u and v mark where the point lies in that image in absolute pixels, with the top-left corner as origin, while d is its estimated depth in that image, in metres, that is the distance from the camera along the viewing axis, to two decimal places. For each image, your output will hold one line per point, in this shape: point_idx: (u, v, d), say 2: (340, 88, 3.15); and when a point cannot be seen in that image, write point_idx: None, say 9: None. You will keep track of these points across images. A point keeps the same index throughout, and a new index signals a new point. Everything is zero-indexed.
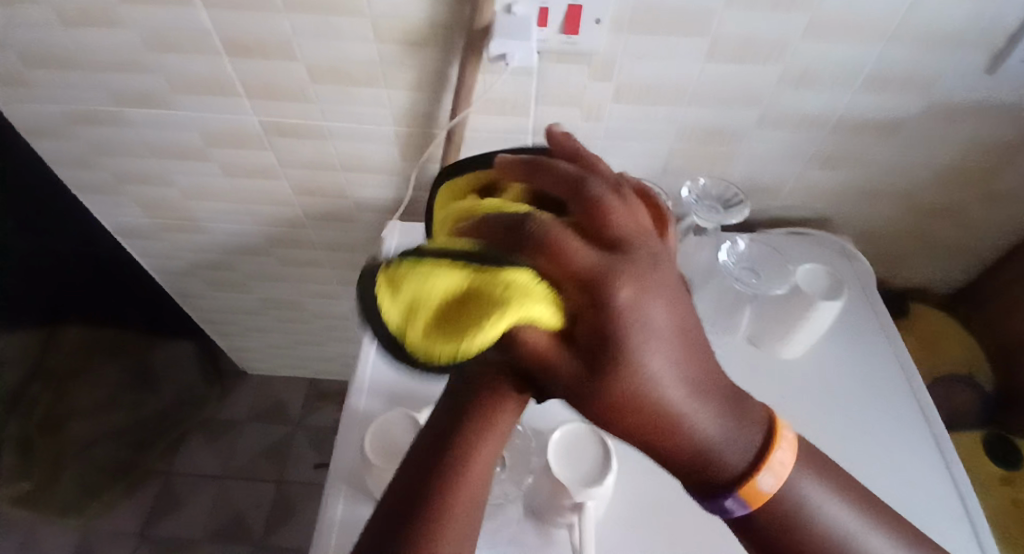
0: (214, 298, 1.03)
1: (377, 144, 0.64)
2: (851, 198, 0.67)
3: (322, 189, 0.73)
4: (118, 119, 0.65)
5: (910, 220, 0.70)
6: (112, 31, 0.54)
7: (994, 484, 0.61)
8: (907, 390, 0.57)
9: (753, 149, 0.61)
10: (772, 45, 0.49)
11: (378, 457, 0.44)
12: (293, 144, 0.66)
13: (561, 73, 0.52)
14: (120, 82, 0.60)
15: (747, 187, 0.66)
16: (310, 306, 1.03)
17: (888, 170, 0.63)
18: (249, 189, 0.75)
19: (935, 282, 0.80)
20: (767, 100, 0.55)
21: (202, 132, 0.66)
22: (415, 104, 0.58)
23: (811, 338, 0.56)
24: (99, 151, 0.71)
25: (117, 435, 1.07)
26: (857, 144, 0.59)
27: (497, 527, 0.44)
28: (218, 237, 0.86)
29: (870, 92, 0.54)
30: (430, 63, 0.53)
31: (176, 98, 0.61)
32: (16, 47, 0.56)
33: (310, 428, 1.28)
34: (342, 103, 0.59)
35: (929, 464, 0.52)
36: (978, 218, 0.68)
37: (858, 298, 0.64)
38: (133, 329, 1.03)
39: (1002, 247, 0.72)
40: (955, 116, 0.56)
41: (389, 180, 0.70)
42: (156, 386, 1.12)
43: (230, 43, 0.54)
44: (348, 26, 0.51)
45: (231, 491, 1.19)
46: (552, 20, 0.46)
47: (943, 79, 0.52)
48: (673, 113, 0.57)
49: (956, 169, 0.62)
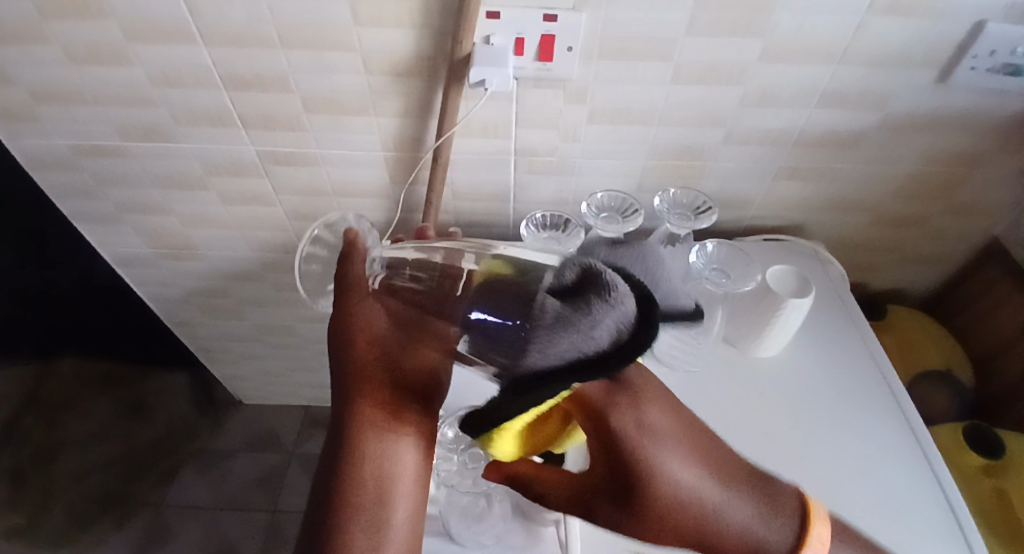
0: (209, 326, 1.04)
1: (368, 169, 0.68)
2: (819, 210, 0.71)
3: (316, 213, 0.76)
4: (120, 151, 0.69)
5: (877, 230, 0.73)
6: (119, 68, 0.57)
7: (976, 474, 0.62)
8: (883, 389, 0.59)
9: (722, 165, 0.64)
10: (733, 67, 0.53)
11: None
12: (288, 171, 0.69)
13: (539, 98, 0.57)
14: (123, 115, 0.63)
15: (720, 201, 0.70)
16: (305, 331, 1.05)
17: (850, 182, 0.66)
18: (245, 215, 0.78)
19: (909, 289, 0.83)
20: (732, 119, 0.59)
21: (200, 162, 0.69)
22: (403, 129, 0.62)
23: (784, 337, 0.59)
24: (101, 182, 0.74)
25: (111, 465, 1.07)
26: (820, 157, 0.63)
27: (487, 514, 0.48)
28: (214, 264, 0.88)
29: (828, 108, 0.58)
30: (417, 92, 0.57)
31: (175, 129, 0.65)
32: (24, 83, 0.60)
33: (304, 456, 1.27)
34: (335, 131, 0.63)
35: (905, 458, 0.54)
36: (942, 225, 0.72)
37: (833, 304, 0.67)
38: (129, 361, 1.06)
39: (969, 252, 0.76)
40: (909, 129, 0.60)
41: (380, 203, 0.73)
42: (148, 417, 1.12)
43: (229, 77, 0.57)
44: (339, 59, 0.55)
45: (225, 522, 1.18)
46: (528, 49, 0.51)
47: (895, 94, 0.56)
48: (647, 133, 0.60)
49: (917, 178, 0.66)
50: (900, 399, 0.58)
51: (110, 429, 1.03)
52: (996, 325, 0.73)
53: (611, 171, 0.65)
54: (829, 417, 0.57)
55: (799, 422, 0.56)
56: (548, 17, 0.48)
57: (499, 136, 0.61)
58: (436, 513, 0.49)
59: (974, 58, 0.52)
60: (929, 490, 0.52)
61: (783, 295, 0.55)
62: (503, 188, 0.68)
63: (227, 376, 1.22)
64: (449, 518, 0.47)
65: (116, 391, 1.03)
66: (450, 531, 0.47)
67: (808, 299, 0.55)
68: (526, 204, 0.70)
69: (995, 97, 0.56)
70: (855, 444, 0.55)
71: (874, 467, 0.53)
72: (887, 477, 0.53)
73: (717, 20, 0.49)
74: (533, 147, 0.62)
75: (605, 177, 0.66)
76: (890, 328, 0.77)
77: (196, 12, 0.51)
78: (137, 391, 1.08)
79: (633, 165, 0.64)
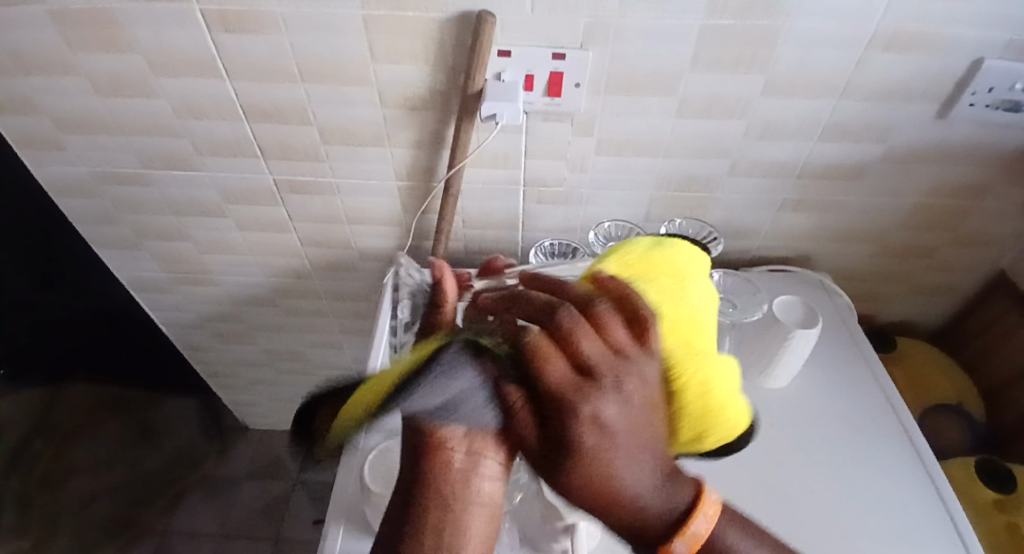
0: (219, 350, 1.05)
1: (381, 198, 0.69)
2: (826, 240, 0.71)
3: (329, 240, 0.78)
4: (142, 179, 0.71)
5: (884, 260, 0.74)
6: (145, 99, 0.60)
7: (988, 510, 0.60)
8: (890, 418, 0.59)
9: (728, 196, 0.65)
10: (736, 102, 0.55)
11: (378, 483, 0.48)
12: (303, 199, 0.71)
13: (547, 131, 0.58)
14: (147, 144, 0.66)
15: (726, 231, 0.71)
16: (314, 356, 1.06)
17: (857, 213, 0.67)
18: (260, 242, 0.79)
19: (918, 321, 0.83)
20: (736, 150, 0.60)
21: (220, 190, 0.71)
22: (415, 160, 0.64)
23: (793, 367, 0.58)
24: (124, 209, 0.76)
25: (117, 492, 1.06)
26: (824, 188, 0.64)
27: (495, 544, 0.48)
28: (228, 289, 0.90)
29: (830, 141, 0.59)
30: (430, 125, 0.59)
31: (197, 158, 0.67)
32: (55, 113, 0.63)
33: (308, 483, 1.26)
34: (350, 162, 0.65)
35: (912, 488, 0.53)
36: (949, 256, 0.72)
37: (840, 334, 0.67)
38: (142, 387, 1.06)
39: (977, 284, 0.76)
40: (911, 161, 0.61)
41: (391, 231, 0.74)
42: (158, 441, 1.11)
43: (251, 109, 0.60)
44: (354, 93, 0.57)
45: (227, 550, 1.16)
46: (537, 84, 0.53)
47: (896, 128, 0.57)
48: (652, 164, 0.62)
49: (922, 209, 0.66)
50: (906, 427, 0.58)
51: (116, 454, 1.01)
52: (1007, 358, 0.72)
53: (618, 201, 0.67)
54: (837, 448, 0.56)
55: (808, 456, 0.55)
56: (556, 55, 0.50)
57: (508, 166, 0.63)
58: None
59: (973, 93, 0.53)
60: (947, 529, 0.50)
61: (791, 325, 0.55)
62: (512, 216, 0.69)
63: (235, 400, 1.23)
64: None
65: (125, 416, 1.03)
66: None
67: (817, 329, 0.55)
68: (534, 232, 0.71)
69: (996, 130, 0.57)
70: (861, 474, 0.54)
71: (885, 501, 0.52)
72: (900, 511, 0.52)
73: (720, 57, 0.51)
74: (542, 178, 0.64)
75: (611, 207, 0.67)
76: (899, 360, 0.76)
77: (221, 48, 0.54)
78: (148, 415, 1.08)
79: (640, 196, 0.66)
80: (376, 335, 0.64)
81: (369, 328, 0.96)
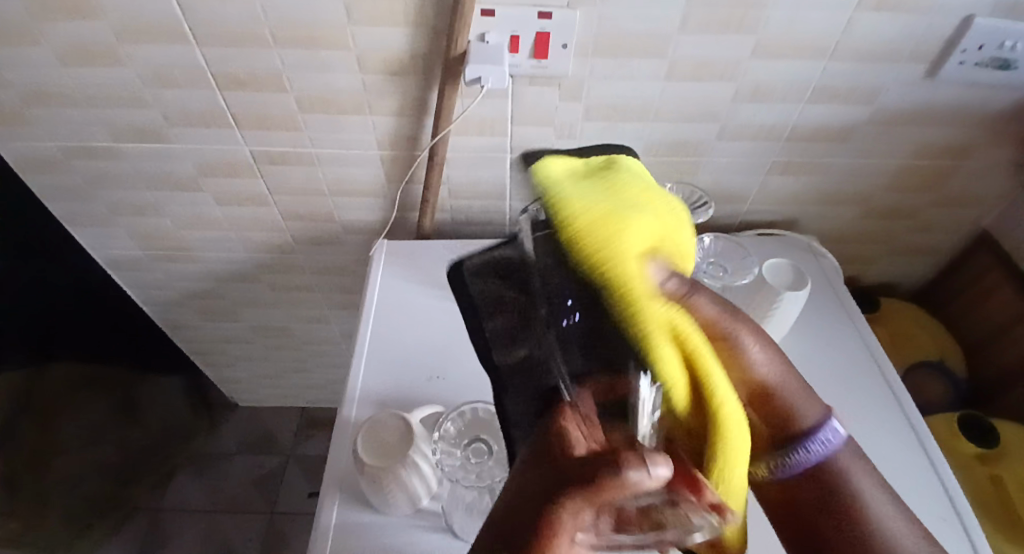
0: (202, 327, 1.04)
1: (365, 168, 0.67)
2: (814, 203, 0.71)
3: (312, 213, 0.76)
4: (112, 153, 0.68)
5: (870, 222, 0.74)
6: (111, 70, 0.57)
7: (972, 463, 0.63)
8: (878, 380, 0.60)
9: (716, 159, 0.65)
10: (726, 64, 0.54)
11: (370, 458, 0.47)
12: (284, 171, 0.69)
13: (535, 95, 0.57)
14: (114, 116, 0.63)
15: (715, 195, 0.70)
16: (301, 332, 1.05)
17: (843, 175, 0.67)
18: (241, 216, 0.77)
19: (900, 282, 0.84)
20: (725, 113, 0.59)
21: (196, 163, 0.69)
22: (399, 127, 0.62)
23: (780, 328, 0.59)
24: (97, 186, 0.73)
25: (107, 471, 1.05)
26: (813, 151, 0.64)
27: None
28: (209, 265, 0.88)
29: (820, 103, 0.58)
30: (412, 90, 0.57)
31: (170, 129, 0.64)
32: (14, 85, 0.59)
33: (302, 457, 1.27)
34: (329, 129, 0.63)
35: (908, 452, 0.54)
36: (933, 215, 0.73)
37: (827, 297, 0.67)
38: (124, 364, 1.01)
39: (960, 245, 0.77)
40: (898, 123, 0.60)
41: (375, 202, 0.73)
42: (143, 420, 1.09)
43: (223, 77, 0.57)
44: (333, 58, 0.54)
45: (223, 524, 1.17)
46: (522, 46, 0.51)
47: (885, 89, 0.57)
48: (641, 129, 0.61)
49: (906, 170, 0.66)
50: (893, 387, 0.59)
51: (102, 432, 0.99)
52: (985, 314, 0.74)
53: None
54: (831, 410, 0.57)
55: None
56: (542, 15, 0.49)
57: (495, 133, 0.61)
58: (439, 509, 0.49)
59: (964, 52, 0.52)
60: (929, 486, 0.52)
61: (779, 288, 0.56)
62: (499, 185, 0.68)
63: (223, 378, 1.22)
64: (453, 514, 0.47)
65: (108, 393, 0.98)
66: (454, 528, 0.47)
67: (804, 291, 0.56)
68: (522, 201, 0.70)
69: (983, 89, 0.57)
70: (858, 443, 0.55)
71: (878, 463, 0.53)
72: (888, 470, 0.53)
73: (709, 17, 0.49)
74: (529, 144, 0.62)
75: None
76: (883, 319, 0.78)
77: (188, 12, 0.51)
78: (131, 393, 1.03)
79: None
80: (364, 305, 0.64)
81: (355, 302, 0.95)
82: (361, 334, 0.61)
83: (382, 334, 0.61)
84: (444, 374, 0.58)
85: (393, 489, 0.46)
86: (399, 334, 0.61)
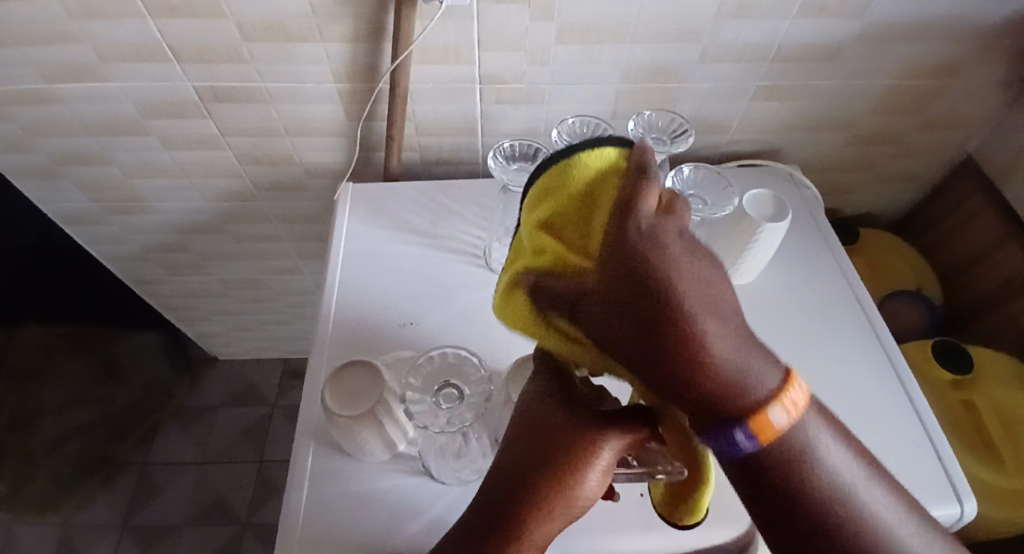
0: (171, 282, 1.00)
1: (323, 104, 0.62)
2: (798, 131, 0.68)
3: (270, 156, 0.71)
4: (40, 96, 0.62)
5: (854, 149, 0.72)
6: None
7: (946, 389, 0.65)
8: (856, 311, 0.60)
9: (698, 85, 0.61)
10: None
11: (339, 407, 0.46)
12: (235, 111, 0.64)
13: (502, 15, 0.52)
14: (35, 53, 0.56)
15: (697, 125, 0.67)
16: (274, 284, 1.02)
17: (829, 100, 0.64)
18: (196, 162, 0.72)
19: (881, 212, 0.83)
20: (708, 32, 0.55)
21: (137, 104, 0.63)
22: (356, 56, 0.56)
23: (760, 260, 0.58)
24: (31, 133, 0.67)
25: (92, 430, 1.05)
26: (799, 73, 0.60)
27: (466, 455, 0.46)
28: (167, 217, 0.83)
29: (808, 20, 0.54)
30: (367, 13, 0.52)
31: (102, 66, 0.58)
32: None
33: (287, 407, 1.27)
34: (279, 61, 0.57)
35: (883, 388, 0.54)
36: (917, 141, 0.71)
37: (808, 228, 0.66)
38: (97, 323, 0.97)
39: (942, 171, 0.75)
40: (888, 40, 0.57)
41: (336, 142, 0.68)
42: (126, 379, 1.07)
43: (151, 2, 0.51)
44: None
45: (214, 475, 1.18)
46: None
47: (877, 3, 0.53)
48: (619, 53, 0.56)
49: (893, 93, 0.64)
50: (870, 317, 0.59)
51: (84, 391, 0.99)
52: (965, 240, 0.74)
53: (582, 99, 0.62)
54: (808, 342, 0.57)
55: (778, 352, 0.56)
56: None
57: (460, 62, 0.56)
58: (416, 453, 0.49)
59: None
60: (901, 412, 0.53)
61: (759, 220, 0.54)
62: (469, 120, 0.64)
63: (200, 333, 1.19)
64: (429, 459, 0.46)
65: (86, 355, 0.96)
66: (431, 471, 0.47)
67: (784, 223, 0.54)
68: (494, 137, 0.66)
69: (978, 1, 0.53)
70: (833, 381, 0.55)
71: (852, 391, 0.54)
72: (860, 398, 0.54)
73: None
74: (498, 73, 0.58)
75: (575, 104, 0.62)
76: (863, 250, 0.77)
77: None
78: (110, 352, 1.01)
79: (605, 88, 0.60)
80: (331, 252, 0.61)
81: (326, 251, 0.92)
82: (330, 282, 0.59)
83: (352, 281, 0.59)
84: (417, 320, 0.56)
85: (364, 436, 0.46)
86: (369, 281, 0.59)
